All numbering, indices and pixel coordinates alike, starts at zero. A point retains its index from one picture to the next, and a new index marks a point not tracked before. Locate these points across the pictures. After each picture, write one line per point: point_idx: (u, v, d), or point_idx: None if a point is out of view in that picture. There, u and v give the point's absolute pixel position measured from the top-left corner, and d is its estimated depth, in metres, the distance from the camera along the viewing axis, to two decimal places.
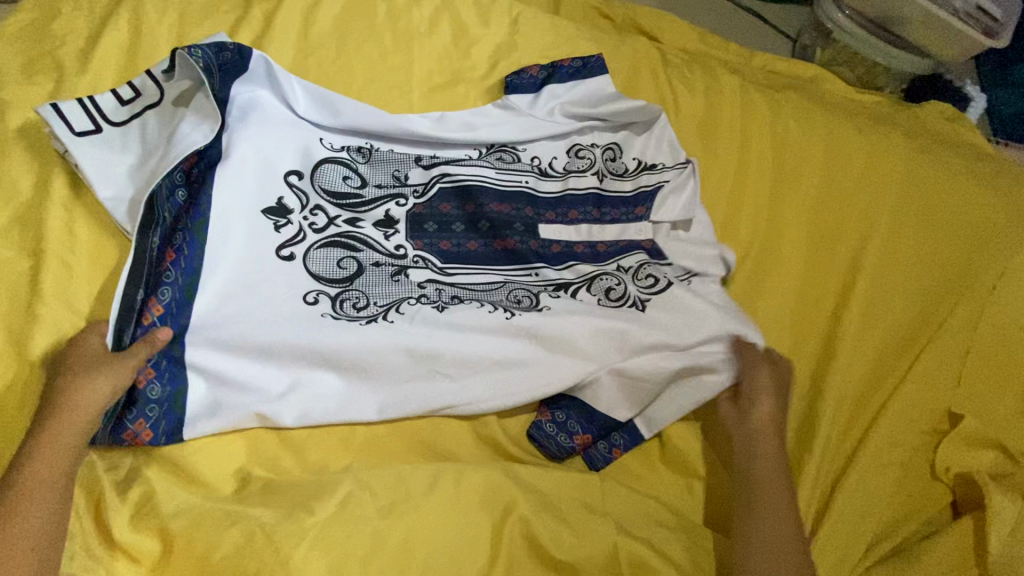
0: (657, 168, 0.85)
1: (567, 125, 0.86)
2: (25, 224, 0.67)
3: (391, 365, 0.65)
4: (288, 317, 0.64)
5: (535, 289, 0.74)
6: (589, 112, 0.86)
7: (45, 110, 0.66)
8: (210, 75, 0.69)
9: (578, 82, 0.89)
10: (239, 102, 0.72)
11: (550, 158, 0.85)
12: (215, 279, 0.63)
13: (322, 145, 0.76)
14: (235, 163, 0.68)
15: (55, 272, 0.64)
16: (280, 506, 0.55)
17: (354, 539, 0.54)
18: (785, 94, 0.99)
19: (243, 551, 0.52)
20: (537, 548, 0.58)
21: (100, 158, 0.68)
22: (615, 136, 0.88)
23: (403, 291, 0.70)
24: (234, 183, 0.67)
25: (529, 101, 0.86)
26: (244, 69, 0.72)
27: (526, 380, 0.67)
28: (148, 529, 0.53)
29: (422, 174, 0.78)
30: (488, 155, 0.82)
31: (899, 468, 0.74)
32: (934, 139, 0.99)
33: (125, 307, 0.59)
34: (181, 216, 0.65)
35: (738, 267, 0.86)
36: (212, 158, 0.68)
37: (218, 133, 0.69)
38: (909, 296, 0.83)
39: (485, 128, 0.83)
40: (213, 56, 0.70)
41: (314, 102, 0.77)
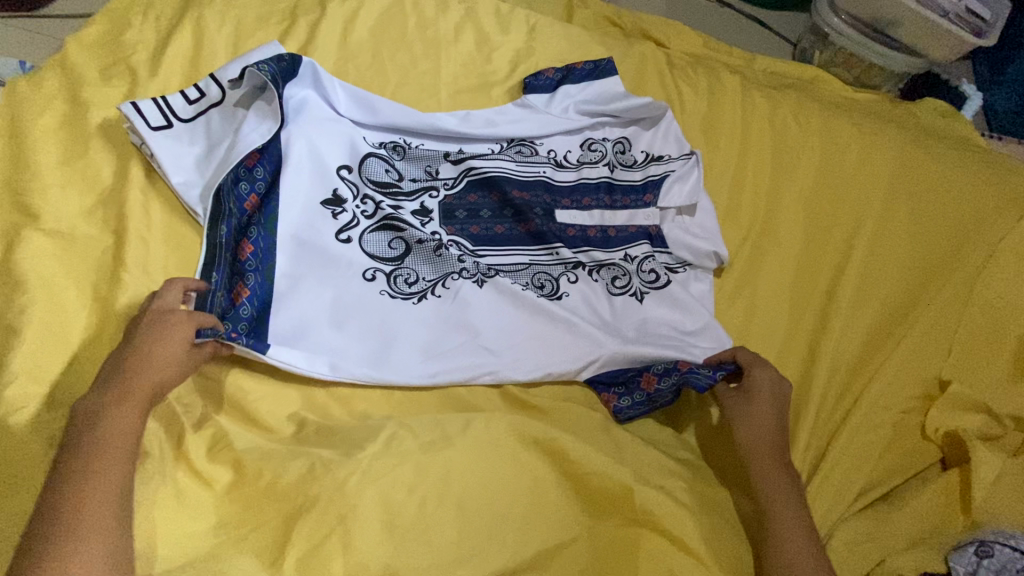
0: (663, 160, 0.92)
1: (579, 122, 0.94)
2: (107, 205, 0.77)
3: (438, 335, 0.74)
4: (349, 293, 0.74)
5: (556, 270, 0.83)
6: (598, 112, 0.95)
7: (125, 108, 0.77)
8: (275, 84, 0.78)
9: (589, 81, 0.97)
10: (290, 103, 0.81)
11: (564, 151, 0.93)
12: (285, 262, 0.73)
13: (365, 143, 0.85)
14: (294, 162, 0.78)
15: (135, 245, 0.74)
16: (335, 445, 0.63)
17: (398, 470, 0.61)
18: (783, 93, 1.07)
19: (304, 480, 0.59)
20: (560, 485, 0.65)
21: (173, 149, 0.79)
22: (625, 133, 0.96)
23: (448, 266, 0.78)
24: (297, 178, 0.77)
25: (545, 101, 0.95)
26: (296, 73, 0.82)
27: (547, 351, 0.75)
28: (223, 462, 0.62)
29: (452, 169, 0.87)
30: (508, 149, 0.90)
31: (890, 430, 0.81)
32: (926, 132, 1.06)
33: (202, 288, 0.69)
34: (254, 213, 0.74)
35: (739, 247, 0.93)
36: (273, 156, 0.78)
37: (276, 132, 0.78)
38: (899, 272, 0.90)
39: (505, 124, 0.92)
40: (272, 66, 0.78)
41: (354, 103, 0.86)
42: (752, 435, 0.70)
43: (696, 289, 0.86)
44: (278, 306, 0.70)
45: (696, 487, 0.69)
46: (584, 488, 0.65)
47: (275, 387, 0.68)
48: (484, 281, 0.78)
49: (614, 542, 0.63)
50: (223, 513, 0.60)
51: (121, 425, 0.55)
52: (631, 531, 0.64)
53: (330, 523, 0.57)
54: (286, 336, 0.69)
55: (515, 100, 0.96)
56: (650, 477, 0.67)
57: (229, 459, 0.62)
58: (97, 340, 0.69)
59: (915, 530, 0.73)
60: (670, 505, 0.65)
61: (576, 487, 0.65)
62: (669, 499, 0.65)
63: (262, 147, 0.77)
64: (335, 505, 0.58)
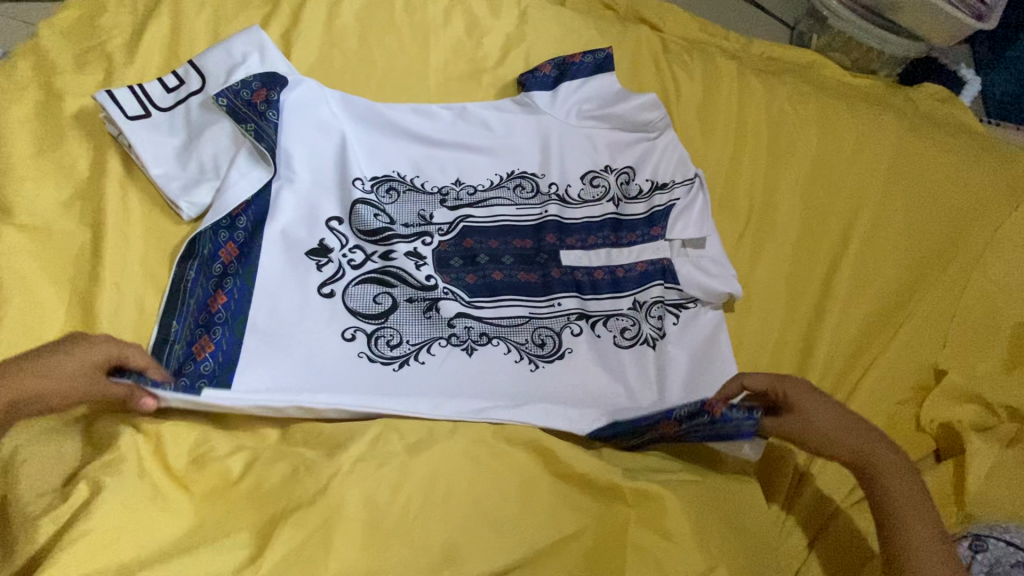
0: (668, 186, 0.88)
1: (585, 152, 0.90)
2: (84, 199, 0.74)
3: (414, 394, 0.69)
4: (327, 353, 0.70)
5: (558, 325, 0.78)
6: (606, 131, 0.91)
7: (101, 96, 0.74)
8: (266, 116, 0.77)
9: (602, 96, 0.92)
10: (286, 131, 0.79)
11: (566, 184, 0.88)
12: (260, 318, 0.70)
13: (357, 186, 0.80)
14: (282, 209, 0.76)
15: (112, 240, 0.71)
16: (321, 446, 0.62)
17: (383, 472, 0.59)
18: (781, 79, 1.04)
19: (288, 481, 0.58)
20: (551, 482, 0.63)
21: (151, 139, 0.76)
22: (632, 159, 0.90)
23: (435, 331, 0.74)
24: (283, 209, 0.76)
25: (549, 101, 0.90)
26: (284, 82, 0.80)
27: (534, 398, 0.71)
28: (205, 465, 0.60)
29: (447, 214, 0.83)
30: (508, 181, 0.86)
31: (885, 422, 0.80)
32: (925, 119, 1.04)
33: (160, 339, 0.67)
34: (231, 262, 0.72)
35: (735, 237, 0.91)
36: (259, 201, 0.75)
37: (268, 181, 0.76)
38: (897, 264, 0.89)
39: (502, 134, 0.88)
40: (270, 102, 0.77)
41: (351, 117, 0.84)
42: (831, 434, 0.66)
43: (701, 328, 0.80)
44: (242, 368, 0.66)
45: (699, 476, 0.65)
46: (578, 483, 0.63)
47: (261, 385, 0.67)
48: (474, 349, 0.74)
49: (612, 536, 0.60)
50: (203, 516, 0.58)
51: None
52: (631, 526, 0.61)
53: (313, 527, 0.55)
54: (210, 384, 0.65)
55: (515, 97, 0.91)
56: (643, 472, 0.65)
57: (211, 462, 0.60)
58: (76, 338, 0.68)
59: None
60: (667, 495, 0.61)
61: (570, 483, 0.63)
62: (666, 489, 0.62)
63: (247, 199, 0.75)
64: (318, 509, 0.56)
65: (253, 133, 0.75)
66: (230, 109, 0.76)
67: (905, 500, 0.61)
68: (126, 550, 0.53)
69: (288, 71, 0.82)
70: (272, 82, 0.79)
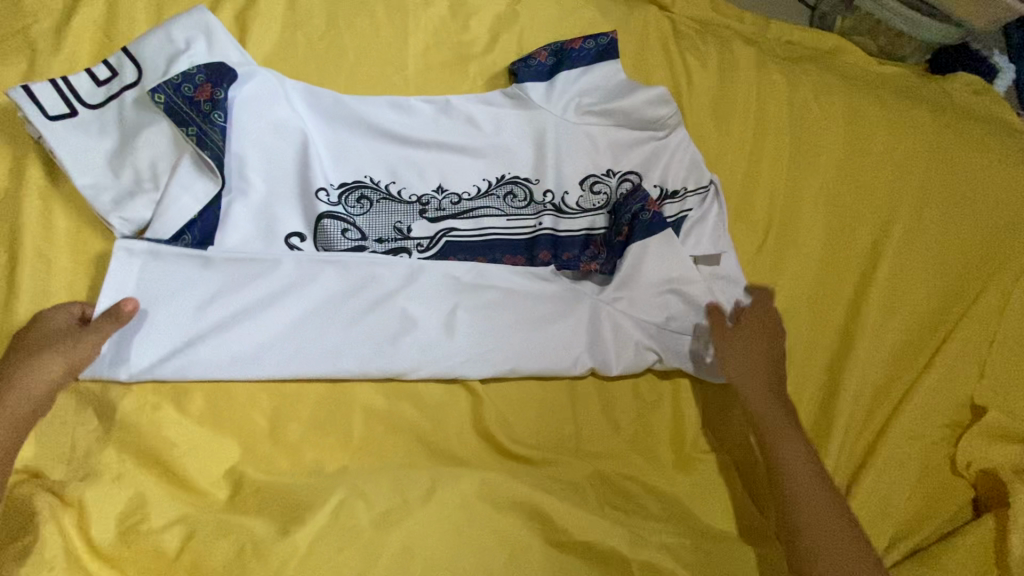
0: (680, 194, 0.76)
1: (585, 153, 0.77)
2: (0, 214, 0.64)
3: (399, 317, 0.62)
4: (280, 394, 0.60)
5: None
6: (611, 128, 0.78)
7: (16, 93, 0.63)
8: (210, 118, 0.65)
9: (605, 89, 0.80)
10: (235, 133, 0.68)
11: (562, 192, 0.75)
12: None
13: (320, 198, 0.69)
14: (232, 227, 0.65)
15: (33, 266, 0.62)
16: (275, 516, 0.53)
17: (345, 552, 0.51)
18: (804, 67, 0.93)
19: (232, 566, 0.49)
20: (544, 554, 0.54)
21: (77, 142, 0.65)
22: (640, 160, 0.78)
23: None
24: (235, 225, 0.65)
25: (544, 94, 0.78)
26: (231, 73, 0.68)
27: (529, 339, 0.65)
28: (137, 540, 0.51)
29: (428, 227, 0.71)
30: (497, 187, 0.74)
31: (918, 465, 0.71)
32: (962, 115, 0.93)
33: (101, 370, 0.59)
34: None
35: (755, 250, 0.80)
36: (204, 218, 0.65)
37: (215, 196, 0.65)
38: (931, 282, 0.79)
39: (490, 131, 0.76)
40: (214, 102, 0.66)
41: (315, 114, 0.73)
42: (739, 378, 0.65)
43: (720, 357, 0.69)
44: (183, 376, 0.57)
45: (711, 540, 0.58)
46: (576, 554, 0.54)
47: (211, 436, 0.57)
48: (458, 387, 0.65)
49: None
50: None
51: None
52: None
53: None
54: (172, 350, 0.57)
55: (505, 89, 0.79)
56: (650, 533, 0.57)
57: (145, 537, 0.51)
58: None
59: None
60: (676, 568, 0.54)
61: (567, 554, 0.54)
62: (675, 562, 0.55)
63: (192, 219, 0.65)
64: None
65: (194, 140, 0.65)
66: (168, 108, 0.66)
67: (785, 425, 0.61)
68: None
69: (241, 62, 0.71)
70: (218, 76, 0.67)
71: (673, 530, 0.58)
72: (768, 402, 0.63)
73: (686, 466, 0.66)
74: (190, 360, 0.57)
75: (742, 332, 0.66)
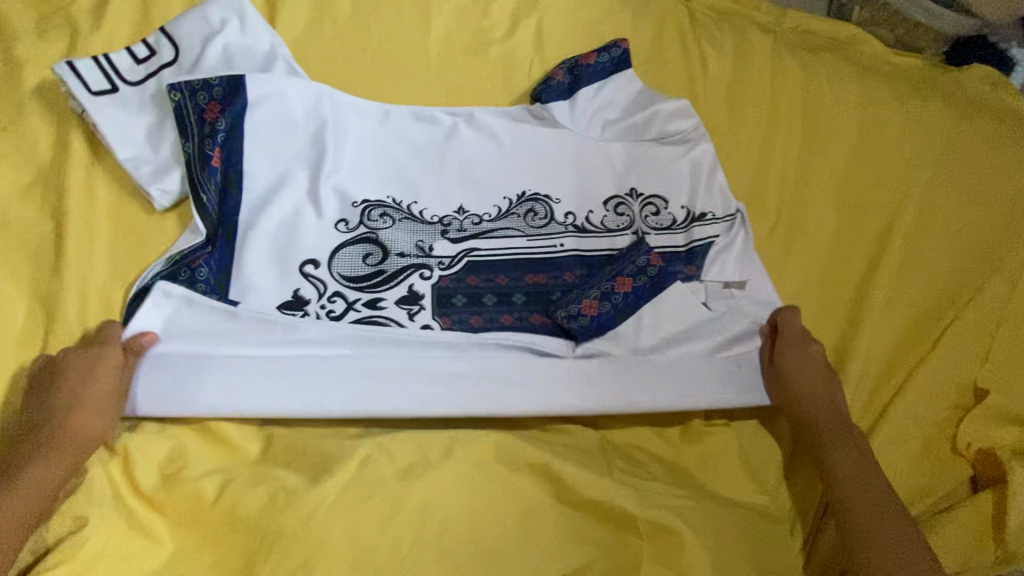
0: (706, 219, 0.76)
1: (610, 174, 0.78)
2: (47, 184, 0.68)
3: (416, 364, 0.63)
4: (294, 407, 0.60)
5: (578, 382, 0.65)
6: (635, 143, 0.80)
7: (61, 69, 0.67)
8: (229, 104, 0.69)
9: (622, 103, 0.82)
10: (254, 149, 0.70)
11: (586, 212, 0.76)
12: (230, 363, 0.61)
13: (339, 228, 0.70)
14: (259, 236, 0.67)
15: (77, 233, 0.66)
16: (304, 468, 0.57)
17: (370, 503, 0.54)
18: (819, 55, 0.94)
19: (265, 512, 0.53)
20: (556, 511, 0.57)
21: (117, 116, 0.68)
22: (663, 178, 0.78)
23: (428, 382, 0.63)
24: (261, 246, 0.67)
25: (568, 113, 0.80)
26: (240, 83, 0.70)
27: (544, 383, 0.64)
28: (177, 486, 0.55)
29: (449, 246, 0.71)
30: (518, 207, 0.75)
31: (919, 444, 0.72)
32: (976, 106, 0.94)
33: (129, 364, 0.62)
34: (199, 266, 0.65)
35: (766, 235, 0.82)
36: (225, 244, 0.67)
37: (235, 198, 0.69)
38: (939, 269, 0.81)
39: (517, 146, 0.78)
40: (227, 117, 0.69)
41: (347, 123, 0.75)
42: (807, 391, 0.65)
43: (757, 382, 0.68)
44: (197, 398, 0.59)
45: (715, 504, 0.60)
46: (586, 513, 0.57)
47: None
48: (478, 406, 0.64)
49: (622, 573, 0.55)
50: (178, 543, 0.54)
51: (40, 479, 0.53)
52: (643, 561, 0.55)
53: (293, 565, 0.51)
54: (186, 381, 0.59)
55: (529, 108, 0.81)
56: (657, 496, 0.59)
57: (184, 483, 0.55)
58: (41, 340, 0.62)
59: (949, 566, 0.65)
60: (684, 529, 0.56)
61: (577, 512, 0.57)
62: (683, 525, 0.56)
63: (215, 240, 0.67)
64: (299, 546, 0.51)
65: (195, 154, 0.68)
66: (178, 108, 0.68)
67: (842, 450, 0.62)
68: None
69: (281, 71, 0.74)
70: (233, 96, 0.69)
71: (681, 493, 0.60)
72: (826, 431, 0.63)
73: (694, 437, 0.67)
74: (204, 393, 0.59)
75: (800, 361, 0.66)
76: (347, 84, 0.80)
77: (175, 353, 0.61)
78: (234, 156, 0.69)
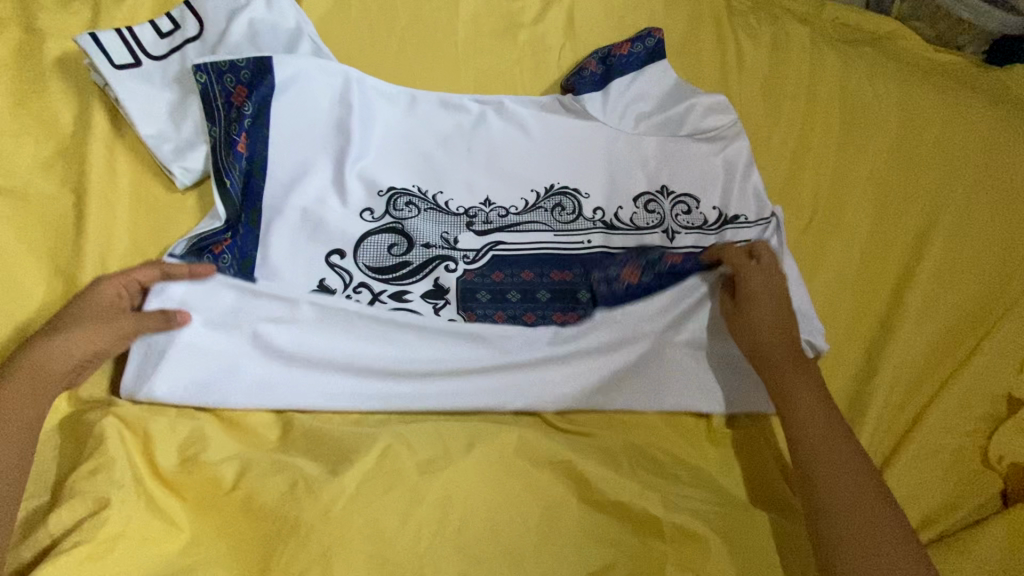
0: (737, 222, 0.74)
1: (640, 168, 0.76)
2: (68, 158, 0.66)
3: (440, 361, 0.63)
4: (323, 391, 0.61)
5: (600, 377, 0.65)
6: (669, 138, 0.77)
7: (85, 41, 0.65)
8: (254, 87, 0.67)
9: (656, 96, 0.80)
10: (278, 135, 0.68)
11: (615, 208, 0.74)
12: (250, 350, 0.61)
13: (363, 218, 0.69)
14: (282, 224, 0.66)
15: (97, 209, 0.65)
16: (323, 458, 0.56)
17: (389, 495, 0.53)
18: (858, 50, 0.91)
19: (284, 500, 0.52)
20: (578, 511, 0.55)
21: (140, 92, 0.67)
22: (697, 178, 0.76)
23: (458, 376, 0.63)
24: (285, 232, 0.66)
25: (600, 105, 0.78)
26: (268, 64, 0.68)
27: (568, 380, 0.64)
28: (195, 470, 0.54)
29: (475, 239, 0.70)
30: (545, 200, 0.73)
31: (950, 456, 0.70)
32: (1021, 107, 0.90)
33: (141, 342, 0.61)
34: (221, 252, 0.63)
35: (798, 237, 0.80)
36: (248, 231, 0.65)
37: (261, 183, 0.67)
38: (977, 275, 0.78)
39: (545, 136, 0.76)
40: (253, 103, 0.67)
41: (375, 107, 0.73)
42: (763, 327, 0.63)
43: None
44: (231, 378, 0.60)
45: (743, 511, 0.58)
46: (609, 513, 0.56)
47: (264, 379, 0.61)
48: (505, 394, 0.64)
49: None
50: (195, 529, 0.53)
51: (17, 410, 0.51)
52: (667, 566, 0.53)
53: (310, 555, 0.50)
54: (218, 372, 0.60)
55: (560, 99, 0.79)
56: (681, 499, 0.57)
57: (201, 467, 0.54)
58: (57, 316, 0.61)
59: None
60: (710, 534, 0.55)
61: (599, 512, 0.56)
62: (708, 529, 0.55)
63: (236, 227, 0.65)
64: (316, 537, 0.50)
65: (219, 139, 0.66)
66: (204, 90, 0.67)
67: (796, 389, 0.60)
68: (127, 559, 0.50)
69: (308, 53, 0.72)
70: (261, 75, 0.68)
71: (705, 497, 0.59)
72: (789, 372, 0.61)
73: (717, 441, 0.66)
74: (233, 381, 0.60)
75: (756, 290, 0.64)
76: (373, 66, 0.78)
77: (201, 344, 0.60)
78: (259, 142, 0.67)
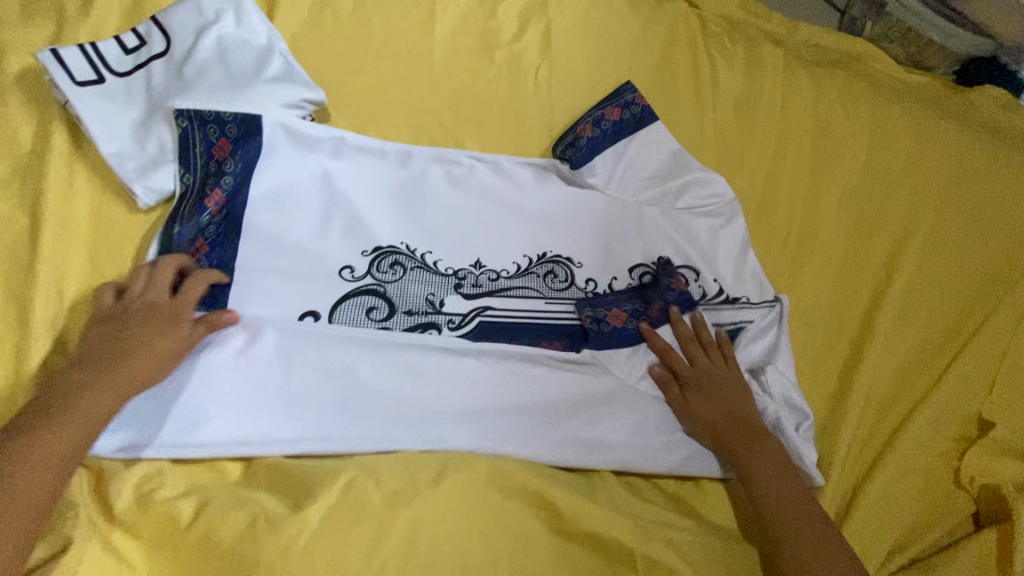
0: (740, 302, 0.73)
1: (636, 237, 0.75)
2: (25, 176, 0.64)
3: (409, 398, 0.62)
4: (291, 447, 0.59)
5: (580, 433, 0.63)
6: (665, 208, 0.77)
7: (45, 57, 0.64)
8: (224, 122, 0.67)
9: (655, 158, 0.79)
10: (262, 196, 0.67)
11: (607, 279, 0.73)
12: (215, 415, 0.58)
13: (345, 276, 0.67)
14: (263, 283, 0.65)
15: (54, 230, 0.62)
16: (287, 494, 0.54)
17: (354, 532, 0.51)
18: (831, 70, 0.92)
19: (242, 537, 0.50)
20: (549, 542, 0.54)
21: (100, 109, 0.65)
22: (690, 248, 0.76)
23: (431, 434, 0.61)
24: (267, 291, 0.65)
25: (603, 175, 0.77)
26: (256, 127, 0.68)
27: (547, 437, 0.63)
28: (150, 506, 0.52)
29: (462, 303, 0.69)
30: (537, 267, 0.72)
31: (922, 477, 0.70)
32: (985, 127, 0.92)
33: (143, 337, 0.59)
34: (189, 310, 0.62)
35: (772, 259, 0.81)
36: (218, 290, 0.64)
37: (235, 244, 0.65)
38: (945, 294, 0.79)
39: (541, 206, 0.74)
40: (236, 158, 0.67)
41: (365, 168, 0.72)
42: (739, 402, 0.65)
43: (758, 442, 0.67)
44: (196, 431, 0.58)
45: (714, 538, 0.58)
46: (582, 545, 0.55)
47: (224, 443, 0.58)
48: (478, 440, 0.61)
49: None
50: (151, 568, 0.51)
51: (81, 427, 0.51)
52: None
53: None
54: (184, 415, 0.58)
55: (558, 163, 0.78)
56: (655, 528, 0.57)
57: (158, 505, 0.52)
58: (8, 345, 0.59)
59: None
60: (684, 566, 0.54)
61: (571, 543, 0.55)
62: (682, 563, 0.54)
63: None
64: None
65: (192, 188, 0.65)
66: (184, 136, 0.66)
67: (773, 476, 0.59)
68: None
69: (277, 72, 0.70)
70: (245, 136, 0.67)
71: (680, 526, 0.58)
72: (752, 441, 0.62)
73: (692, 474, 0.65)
74: (201, 422, 0.58)
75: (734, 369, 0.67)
76: (347, 84, 0.77)
77: (173, 399, 0.58)
78: (235, 198, 0.66)
